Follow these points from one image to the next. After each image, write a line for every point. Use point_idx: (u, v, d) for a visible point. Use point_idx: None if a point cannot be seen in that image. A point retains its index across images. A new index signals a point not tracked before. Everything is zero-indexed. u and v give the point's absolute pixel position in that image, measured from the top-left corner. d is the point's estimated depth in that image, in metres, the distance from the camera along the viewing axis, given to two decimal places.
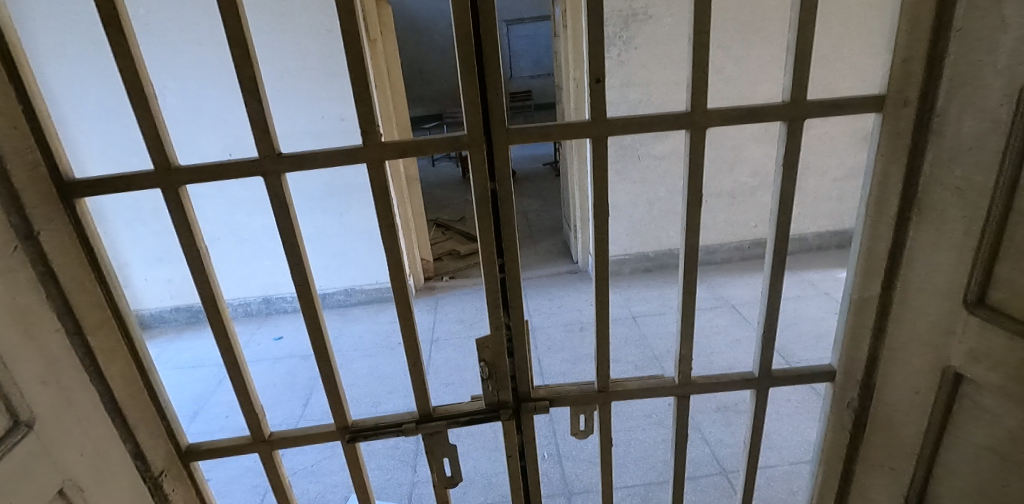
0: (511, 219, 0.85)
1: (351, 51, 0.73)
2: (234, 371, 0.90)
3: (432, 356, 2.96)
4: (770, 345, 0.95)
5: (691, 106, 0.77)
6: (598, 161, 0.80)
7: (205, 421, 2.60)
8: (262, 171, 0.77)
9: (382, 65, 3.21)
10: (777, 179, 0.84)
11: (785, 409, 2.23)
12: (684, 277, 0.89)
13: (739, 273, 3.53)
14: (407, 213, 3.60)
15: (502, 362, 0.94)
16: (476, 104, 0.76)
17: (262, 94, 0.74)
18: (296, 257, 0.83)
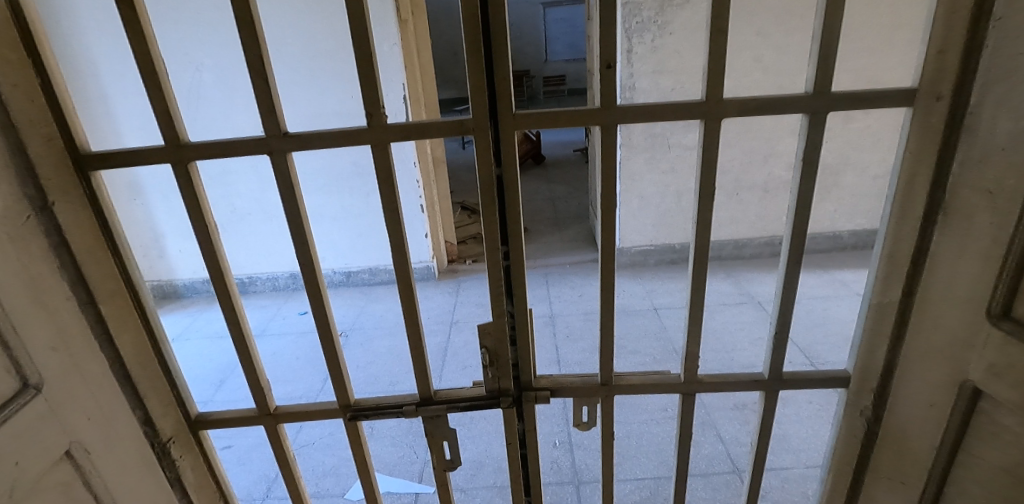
0: (517, 207, 0.83)
1: (357, 31, 0.72)
2: (241, 346, 0.92)
3: (451, 338, 2.99)
4: (782, 347, 0.91)
5: (706, 95, 0.74)
6: (607, 149, 0.77)
7: (231, 390, 2.70)
8: (269, 150, 0.78)
9: (412, 46, 3.20)
10: (795, 174, 0.80)
11: (804, 411, 2.18)
12: (693, 273, 0.86)
13: (768, 269, 3.43)
14: (433, 195, 3.63)
15: (503, 351, 0.93)
16: (483, 89, 0.75)
17: (269, 74, 0.74)
18: (302, 237, 0.84)
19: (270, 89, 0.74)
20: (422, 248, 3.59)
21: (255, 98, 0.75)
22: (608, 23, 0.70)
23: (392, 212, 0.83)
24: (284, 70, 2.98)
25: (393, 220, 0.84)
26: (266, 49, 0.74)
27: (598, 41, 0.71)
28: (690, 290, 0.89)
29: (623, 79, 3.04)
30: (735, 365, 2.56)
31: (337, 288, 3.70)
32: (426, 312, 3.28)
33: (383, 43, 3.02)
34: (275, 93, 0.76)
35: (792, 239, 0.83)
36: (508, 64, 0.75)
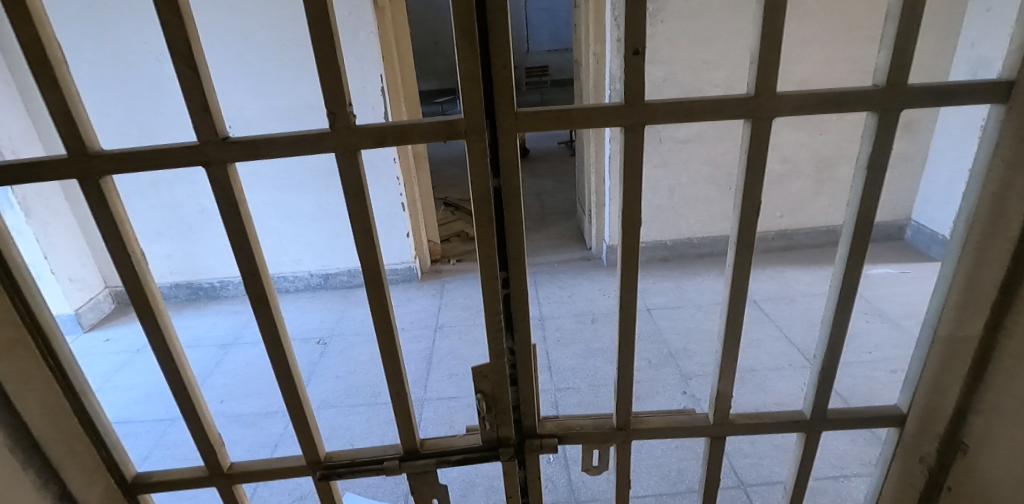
0: (519, 227, 0.69)
1: (314, 7, 0.56)
2: (182, 395, 0.76)
3: (435, 344, 2.83)
4: (828, 386, 0.78)
5: (754, 91, 0.59)
6: (631, 155, 0.63)
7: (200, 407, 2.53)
8: (204, 159, 0.61)
9: (390, 34, 3.00)
10: (856, 181, 0.66)
11: None
12: (730, 300, 0.73)
13: (761, 266, 3.35)
14: (415, 193, 3.46)
15: (502, 393, 0.79)
16: (476, 81, 0.59)
17: (200, 62, 0.58)
18: (252, 266, 0.69)
19: (203, 81, 0.58)
20: (404, 248, 3.43)
21: (182, 93, 0.58)
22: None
23: (363, 234, 0.68)
24: (251, 61, 2.79)
25: (364, 242, 0.69)
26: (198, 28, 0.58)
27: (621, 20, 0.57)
28: (724, 319, 0.76)
29: (613, 70, 2.91)
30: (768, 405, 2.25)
31: (314, 292, 3.52)
32: (407, 317, 3.12)
33: (358, 32, 2.84)
34: (211, 88, 0.60)
35: (847, 263, 0.69)
36: (509, 48, 0.59)
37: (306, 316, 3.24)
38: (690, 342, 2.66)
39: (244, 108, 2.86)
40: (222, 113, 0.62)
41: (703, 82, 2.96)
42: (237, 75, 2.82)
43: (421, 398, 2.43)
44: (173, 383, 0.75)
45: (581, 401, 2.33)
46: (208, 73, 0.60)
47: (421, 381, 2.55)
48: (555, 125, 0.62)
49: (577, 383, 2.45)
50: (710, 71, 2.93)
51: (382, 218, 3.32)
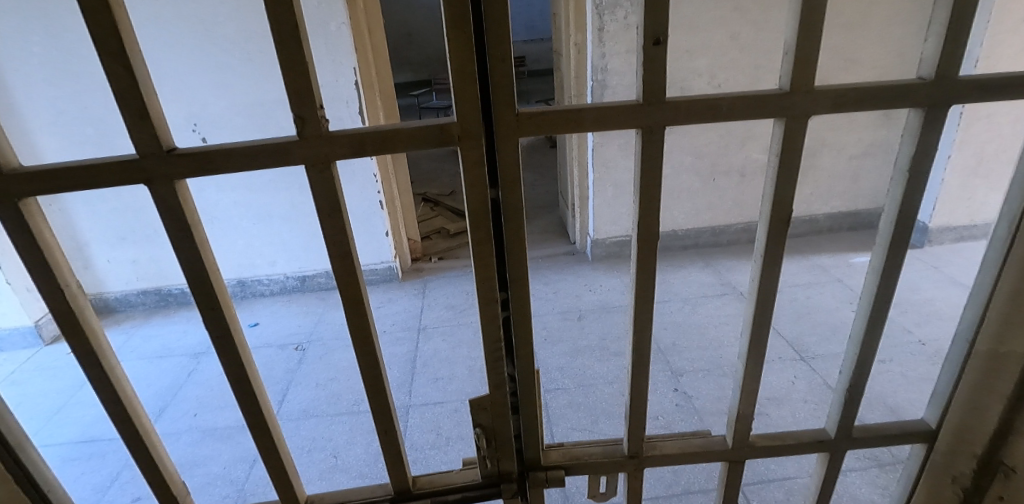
0: (519, 232, 0.72)
1: (276, 13, 0.56)
2: (115, 405, 0.74)
3: (419, 346, 2.74)
4: (862, 385, 0.85)
5: (791, 84, 0.65)
6: (653, 149, 0.69)
7: (172, 420, 2.43)
8: (146, 176, 0.60)
9: (362, 25, 2.87)
10: (895, 185, 0.73)
11: (801, 411, 2.15)
12: (765, 302, 0.81)
13: (745, 256, 3.33)
14: (393, 190, 3.33)
15: (503, 426, 0.86)
16: (467, 77, 0.62)
17: (136, 66, 0.56)
18: (202, 271, 0.69)
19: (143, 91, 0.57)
20: (384, 247, 3.32)
21: (117, 99, 0.56)
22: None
23: (335, 239, 0.69)
24: (216, 53, 2.71)
25: (334, 244, 0.70)
26: (134, 35, 0.56)
27: (642, 12, 0.60)
28: (753, 327, 0.84)
29: (595, 60, 2.84)
30: (779, 422, 2.11)
31: (291, 294, 3.40)
32: (389, 318, 3.02)
33: (329, 22, 2.70)
34: (152, 95, 0.59)
35: (882, 267, 0.76)
36: (507, 44, 0.61)
37: (283, 321, 3.12)
38: (679, 337, 2.62)
39: (209, 104, 2.80)
40: (165, 121, 0.60)
41: (686, 72, 2.91)
42: (202, 70, 2.74)
43: (406, 404, 2.34)
44: (107, 397, 0.74)
45: (571, 402, 2.27)
46: (149, 80, 0.59)
47: (405, 386, 2.46)
48: (558, 124, 0.65)
49: (566, 383, 2.38)
50: (692, 60, 2.88)
51: (359, 216, 3.20)
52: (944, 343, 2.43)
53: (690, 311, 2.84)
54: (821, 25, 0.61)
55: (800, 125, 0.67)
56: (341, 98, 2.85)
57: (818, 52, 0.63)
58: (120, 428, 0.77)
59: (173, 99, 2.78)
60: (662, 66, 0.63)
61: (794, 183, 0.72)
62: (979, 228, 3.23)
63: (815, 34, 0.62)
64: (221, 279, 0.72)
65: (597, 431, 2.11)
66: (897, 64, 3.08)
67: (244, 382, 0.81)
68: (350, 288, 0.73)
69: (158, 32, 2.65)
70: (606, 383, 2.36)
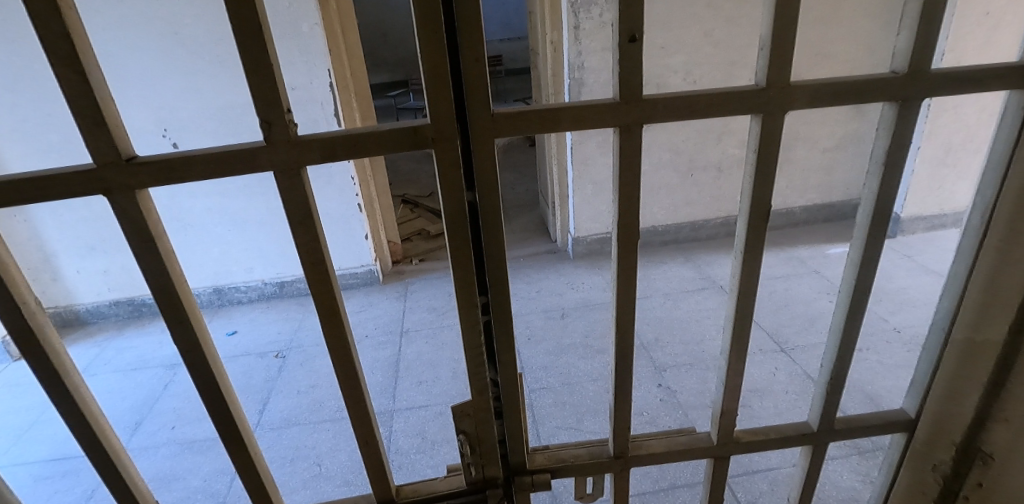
0: (499, 234, 0.71)
1: (237, 19, 0.55)
2: (81, 426, 0.71)
3: (402, 350, 2.71)
4: (843, 376, 0.86)
5: (767, 81, 0.66)
6: (632, 149, 0.69)
7: (149, 434, 2.36)
8: (105, 186, 0.61)
9: (335, 26, 2.82)
10: (872, 178, 0.73)
11: (783, 402, 2.18)
12: (744, 301, 0.82)
13: (724, 250, 3.37)
14: (371, 192, 3.29)
15: (487, 431, 0.86)
16: (441, 77, 0.60)
17: (91, 74, 0.57)
18: (168, 281, 0.69)
19: (99, 100, 0.58)
20: (364, 251, 3.27)
21: (71, 106, 0.57)
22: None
23: (309, 247, 0.69)
24: (185, 57, 2.64)
25: (307, 252, 0.70)
26: (88, 46, 0.57)
27: (617, 9, 0.60)
28: (731, 327, 0.85)
29: (572, 58, 2.84)
30: (761, 416, 2.13)
31: (269, 301, 3.34)
32: (371, 322, 2.98)
33: (301, 23, 2.65)
34: (109, 105, 0.59)
35: (861, 259, 0.77)
36: (481, 43, 0.60)
37: (261, 328, 3.06)
38: (661, 333, 2.64)
39: (178, 108, 2.73)
40: (123, 132, 0.61)
41: (662, 68, 2.93)
42: (169, 73, 2.67)
43: (390, 409, 2.31)
44: (72, 417, 0.71)
45: (556, 401, 2.27)
46: (105, 91, 0.59)
47: (388, 391, 2.43)
48: (534, 124, 0.65)
49: (551, 382, 2.38)
50: (667, 57, 2.90)
51: (337, 220, 3.15)
52: (918, 330, 2.49)
53: (671, 306, 2.87)
54: (795, 20, 0.62)
55: (776, 120, 0.68)
56: (317, 100, 2.80)
57: (791, 47, 0.64)
58: (86, 448, 0.74)
59: (140, 103, 2.70)
60: (637, 63, 0.62)
61: (774, 178, 0.73)
62: (948, 217, 3.32)
63: (791, 31, 0.62)
64: (188, 289, 0.72)
65: (583, 429, 2.11)
66: (866, 59, 3.14)
67: (217, 395, 0.79)
68: (324, 295, 0.73)
69: (122, 35, 2.57)
70: (590, 381, 2.36)
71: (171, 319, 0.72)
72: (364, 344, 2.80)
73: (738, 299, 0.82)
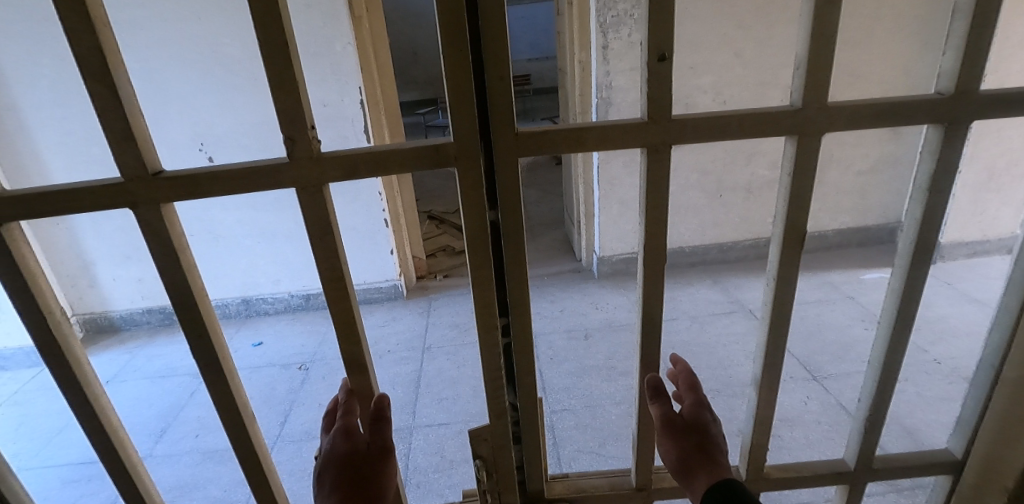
0: (520, 255, 0.71)
1: (266, 38, 0.58)
2: (99, 435, 0.73)
3: (423, 366, 2.70)
4: (884, 411, 0.82)
5: (802, 102, 0.65)
6: (659, 170, 0.68)
7: (172, 441, 2.40)
8: (131, 200, 0.63)
9: (367, 45, 2.88)
10: (914, 204, 0.71)
11: (815, 434, 2.09)
12: (775, 326, 0.80)
13: (754, 273, 3.28)
14: (398, 208, 3.33)
15: (504, 456, 0.86)
16: (465, 95, 0.61)
17: (120, 88, 0.59)
18: (187, 293, 0.71)
19: (128, 115, 0.60)
20: (388, 265, 3.30)
21: (101, 120, 0.59)
22: (665, 7, 0.59)
23: (329, 264, 0.71)
24: (224, 74, 2.74)
25: (328, 270, 0.72)
26: (120, 62, 0.60)
27: (647, 30, 0.61)
28: (762, 353, 0.83)
29: (600, 77, 2.84)
30: (794, 450, 2.03)
31: (295, 313, 3.39)
32: (394, 337, 2.99)
33: (334, 42, 2.73)
34: (136, 119, 0.62)
35: (903, 287, 0.74)
36: (506, 62, 0.61)
37: (286, 340, 3.10)
38: (687, 357, 2.57)
39: (215, 123, 2.82)
40: (151, 148, 0.64)
41: (690, 88, 2.90)
42: (208, 90, 2.76)
43: (410, 426, 2.30)
44: (90, 425, 0.72)
45: (578, 423, 2.22)
46: (134, 106, 0.62)
47: (409, 407, 2.42)
48: (561, 143, 0.65)
49: (573, 404, 2.34)
50: (697, 77, 2.88)
51: (363, 234, 3.18)
52: (960, 361, 2.37)
53: (698, 329, 2.80)
54: (831, 39, 0.61)
55: (813, 142, 0.66)
56: (347, 116, 2.86)
57: (829, 67, 0.62)
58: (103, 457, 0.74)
59: (179, 118, 2.81)
60: (665, 80, 0.62)
61: (810, 198, 0.70)
62: (992, 243, 3.18)
63: (827, 50, 0.61)
64: (208, 302, 0.74)
65: (605, 454, 2.05)
66: (903, 80, 3.07)
67: (233, 407, 0.80)
68: (341, 305, 0.75)
69: (166, 53, 2.68)
70: (613, 403, 2.31)
71: (191, 333, 0.75)
72: (385, 361, 2.79)
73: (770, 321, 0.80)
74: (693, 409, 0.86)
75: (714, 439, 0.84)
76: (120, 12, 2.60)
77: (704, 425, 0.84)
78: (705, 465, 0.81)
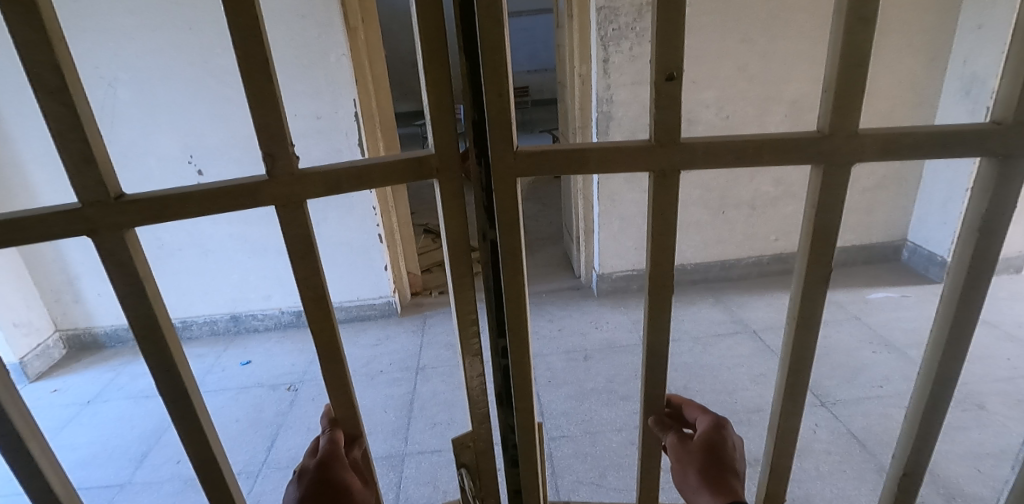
0: (518, 263, 0.79)
1: (245, 65, 0.64)
2: None
3: (417, 388, 2.61)
4: (928, 445, 0.85)
5: (830, 128, 0.71)
6: (664, 192, 0.75)
7: (154, 466, 2.30)
8: (92, 221, 0.69)
9: (363, 57, 2.83)
10: (965, 236, 0.74)
11: (825, 465, 2.00)
12: (806, 340, 0.86)
13: (758, 292, 3.21)
14: (393, 223, 3.24)
15: (485, 463, 0.99)
16: (444, 109, 0.68)
17: (78, 107, 0.66)
18: (145, 306, 0.76)
19: (88, 136, 0.66)
20: (383, 282, 3.21)
21: (60, 143, 0.65)
22: (677, 35, 0.66)
23: (308, 278, 0.77)
24: (215, 85, 2.67)
25: (306, 285, 0.78)
26: (79, 85, 0.66)
27: (656, 54, 0.67)
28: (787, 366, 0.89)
29: (600, 91, 2.78)
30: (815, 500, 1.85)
31: (286, 330, 3.30)
32: (388, 357, 2.89)
33: (329, 54, 2.66)
34: (94, 138, 0.68)
35: (952, 317, 0.77)
36: (507, 78, 0.68)
37: (276, 359, 3.00)
38: (690, 379, 2.48)
39: (205, 135, 2.75)
40: (112, 170, 0.70)
41: (693, 102, 2.84)
42: (199, 101, 2.69)
43: (402, 453, 2.20)
44: None
45: (577, 452, 2.13)
46: (94, 128, 0.68)
47: (401, 432, 2.32)
48: (562, 162, 0.72)
49: (572, 430, 2.24)
50: (699, 91, 2.82)
51: (356, 249, 3.10)
52: (975, 387, 2.28)
53: (700, 351, 2.70)
54: (863, 67, 0.67)
55: (840, 169, 0.72)
56: (340, 129, 2.80)
57: (857, 101, 0.69)
58: None
59: (168, 130, 2.73)
60: (674, 99, 0.68)
61: (837, 219, 0.76)
62: (1000, 263, 3.11)
63: (858, 81, 0.67)
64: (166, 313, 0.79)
65: (605, 485, 1.95)
66: (910, 95, 3.00)
67: None
68: (319, 317, 0.80)
69: (155, 64, 2.61)
70: (614, 431, 2.21)
71: (149, 348, 0.79)
72: (377, 382, 2.69)
73: (793, 340, 0.86)
74: (705, 432, 0.94)
75: (725, 461, 0.93)
76: (109, 21, 2.53)
77: (714, 446, 0.93)
78: (718, 489, 0.89)
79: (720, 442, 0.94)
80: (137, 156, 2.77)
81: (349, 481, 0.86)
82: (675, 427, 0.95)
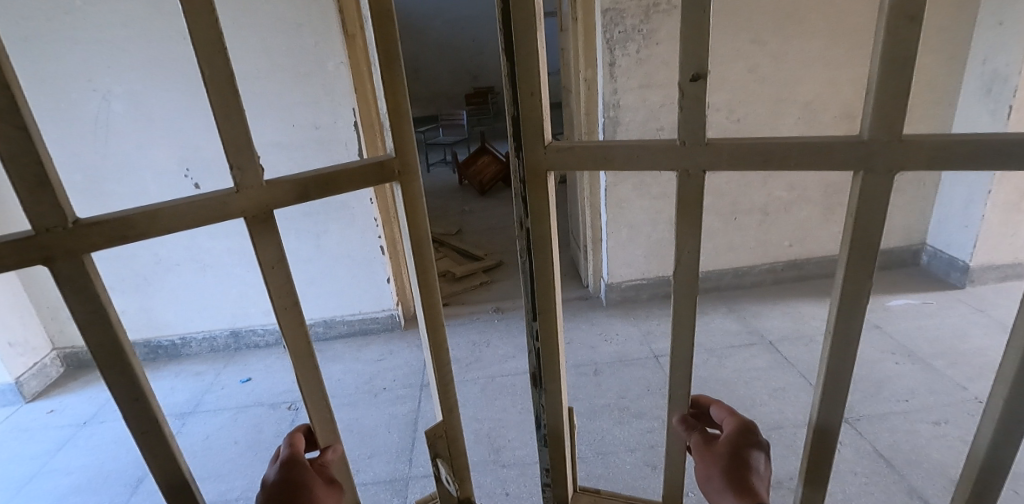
0: (547, 250, 0.84)
1: (214, 79, 0.64)
2: None
3: (421, 406, 2.52)
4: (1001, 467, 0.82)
5: (870, 133, 0.65)
6: (693, 192, 0.73)
7: (150, 492, 2.21)
8: (50, 248, 0.62)
9: (361, 65, 2.75)
10: None
11: (853, 487, 1.89)
12: (848, 365, 0.81)
13: (772, 300, 3.10)
14: (394, 234, 3.16)
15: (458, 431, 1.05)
16: (400, 112, 0.79)
17: (30, 128, 0.59)
18: (114, 341, 0.69)
19: (41, 158, 0.59)
20: (385, 294, 3.13)
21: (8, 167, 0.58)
22: (703, 30, 0.63)
23: (283, 288, 0.78)
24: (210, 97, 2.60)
25: (281, 296, 0.78)
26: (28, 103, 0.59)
27: (682, 51, 0.65)
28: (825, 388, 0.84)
29: (607, 96, 2.69)
30: None
31: None
32: (391, 372, 2.81)
33: (326, 62, 2.59)
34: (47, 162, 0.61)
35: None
36: (535, 76, 0.73)
37: (275, 377, 2.91)
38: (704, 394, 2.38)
39: (201, 147, 2.68)
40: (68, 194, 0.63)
41: None
42: (194, 113, 2.62)
43: (406, 476, 2.11)
44: None
45: (589, 474, 2.02)
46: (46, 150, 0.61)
47: (404, 454, 2.23)
48: (589, 157, 0.74)
49: (583, 451, 2.14)
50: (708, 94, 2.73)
51: (357, 262, 3.01)
52: None
53: (715, 364, 2.60)
54: (908, 67, 0.61)
55: (880, 178, 0.67)
56: (338, 138, 2.71)
57: (901, 106, 0.63)
58: None
59: (163, 143, 2.66)
60: (700, 98, 0.67)
61: (878, 231, 0.70)
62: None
63: (901, 85, 0.61)
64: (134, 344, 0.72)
65: None
66: (927, 95, 2.90)
67: None
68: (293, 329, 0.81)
69: (149, 75, 2.54)
70: (627, 451, 2.11)
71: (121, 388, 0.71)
72: (380, 399, 2.61)
73: (832, 363, 0.81)
74: (729, 436, 0.88)
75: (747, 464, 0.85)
76: (101, 33, 2.46)
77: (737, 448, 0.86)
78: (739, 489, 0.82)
79: (743, 444, 0.87)
80: (133, 171, 2.70)
81: (312, 482, 0.85)
82: (699, 426, 0.91)
